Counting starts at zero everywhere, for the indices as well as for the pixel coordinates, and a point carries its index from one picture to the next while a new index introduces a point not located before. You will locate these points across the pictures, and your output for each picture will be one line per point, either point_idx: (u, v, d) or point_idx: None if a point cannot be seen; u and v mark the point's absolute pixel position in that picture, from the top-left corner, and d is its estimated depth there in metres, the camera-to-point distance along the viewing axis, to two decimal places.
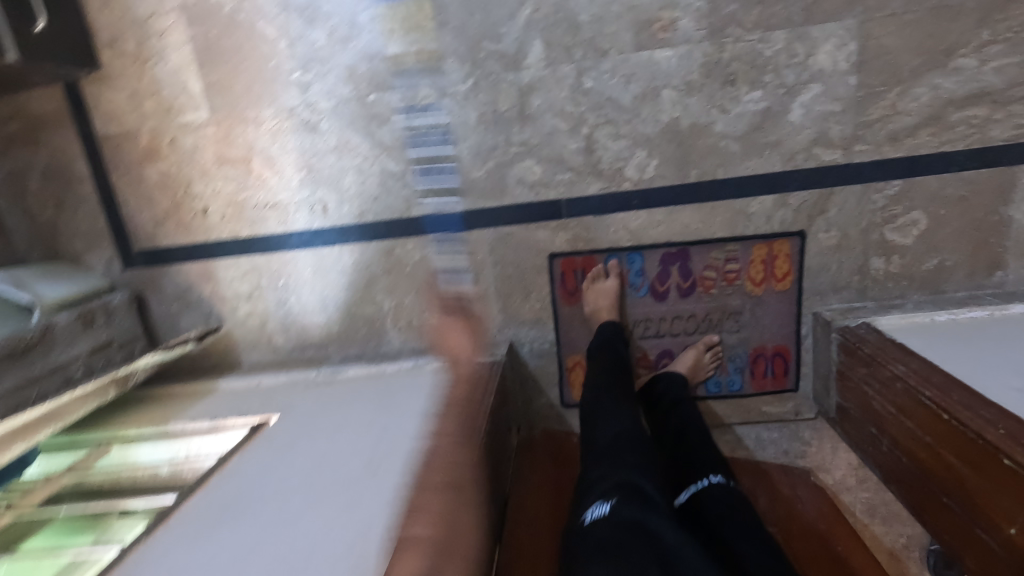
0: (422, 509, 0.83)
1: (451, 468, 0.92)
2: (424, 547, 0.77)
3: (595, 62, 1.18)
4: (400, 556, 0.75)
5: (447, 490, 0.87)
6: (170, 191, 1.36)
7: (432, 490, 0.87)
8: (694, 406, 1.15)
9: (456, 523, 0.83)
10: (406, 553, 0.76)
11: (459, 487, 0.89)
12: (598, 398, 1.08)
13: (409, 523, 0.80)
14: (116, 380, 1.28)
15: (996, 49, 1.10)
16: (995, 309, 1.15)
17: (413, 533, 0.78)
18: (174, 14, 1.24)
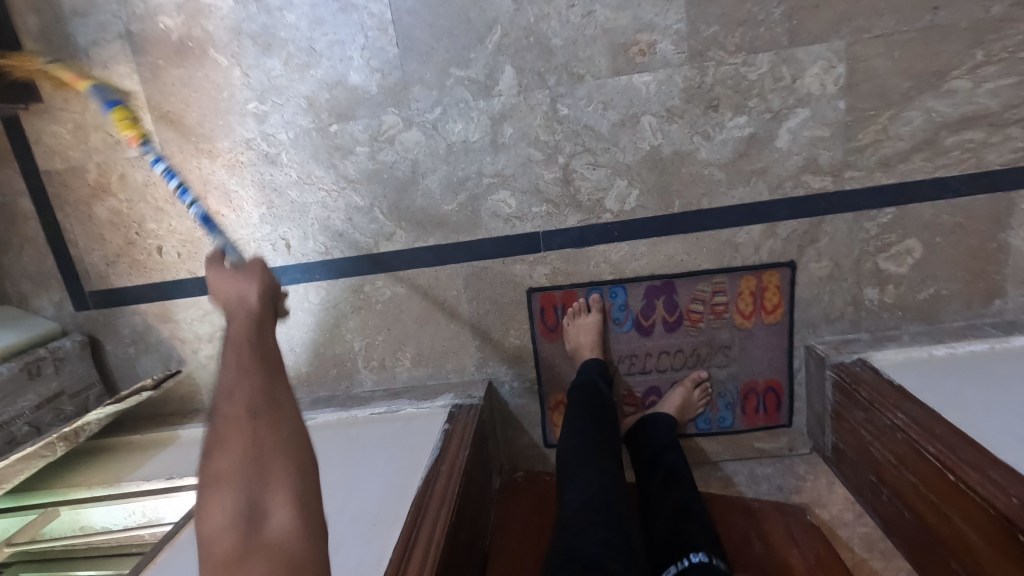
0: (221, 440, 0.57)
1: (248, 390, 0.60)
2: (227, 483, 0.54)
3: (570, 88, 1.11)
4: (201, 500, 0.54)
5: (246, 411, 0.58)
6: (121, 229, 1.27)
7: (226, 414, 0.58)
8: (681, 455, 1.08)
9: (270, 435, 0.57)
10: (211, 496, 0.54)
11: (266, 398, 0.60)
12: (572, 449, 1.00)
13: (211, 453, 0.57)
14: (66, 437, 1.17)
15: (990, 70, 1.05)
16: (995, 342, 1.09)
17: (213, 465, 0.56)
18: (118, 42, 1.16)
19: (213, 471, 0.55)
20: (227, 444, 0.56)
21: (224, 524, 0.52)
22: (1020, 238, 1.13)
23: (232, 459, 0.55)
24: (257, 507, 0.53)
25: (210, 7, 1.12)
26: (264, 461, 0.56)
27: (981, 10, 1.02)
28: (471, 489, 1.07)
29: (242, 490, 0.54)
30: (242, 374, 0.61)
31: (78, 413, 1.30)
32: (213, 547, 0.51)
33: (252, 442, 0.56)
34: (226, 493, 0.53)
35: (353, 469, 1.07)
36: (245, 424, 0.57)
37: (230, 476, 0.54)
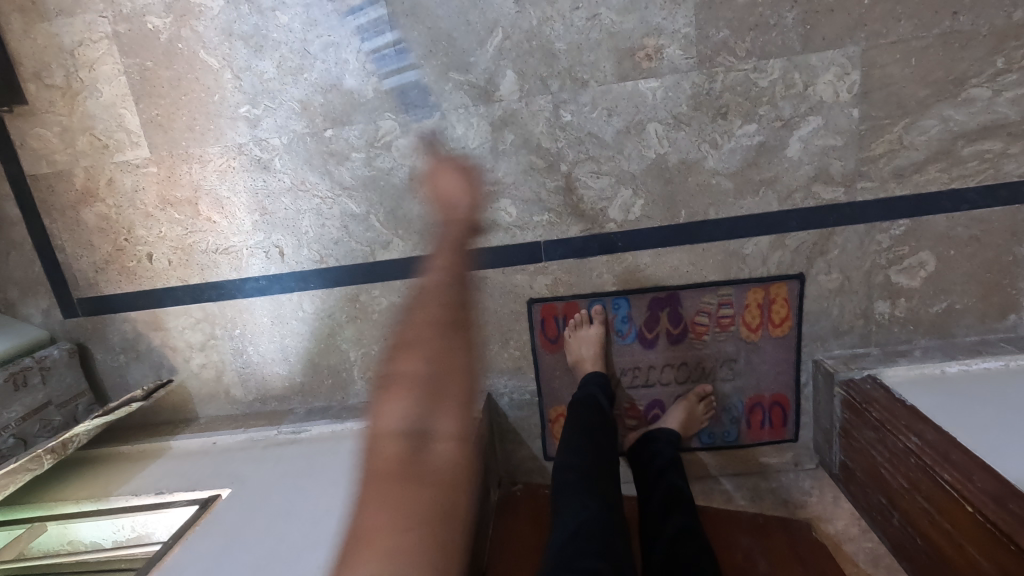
0: (408, 354, 0.72)
1: (434, 329, 0.75)
2: (409, 387, 0.68)
3: (573, 93, 1.07)
4: (385, 397, 0.69)
5: (435, 343, 0.72)
6: (110, 235, 1.24)
7: (418, 339, 0.74)
8: (682, 473, 1.04)
9: (445, 354, 0.71)
10: (393, 397, 0.68)
11: (450, 335, 0.74)
12: (565, 464, 0.95)
13: (399, 358, 0.73)
14: (54, 450, 1.13)
15: (1010, 78, 1.01)
16: (1009, 359, 1.06)
17: (398, 375, 0.70)
18: (105, 43, 1.12)
19: (399, 376, 0.70)
20: (406, 362, 0.71)
21: (398, 428, 0.65)
22: None
23: (416, 372, 0.70)
24: (423, 427, 0.65)
25: (200, 7, 1.08)
26: (433, 380, 0.69)
27: (1002, 16, 0.98)
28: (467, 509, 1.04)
29: (417, 408, 0.66)
30: (434, 315, 0.77)
31: (66, 423, 1.26)
32: (387, 448, 0.64)
33: (433, 370, 0.70)
34: (405, 395, 0.67)
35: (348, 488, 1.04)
36: (425, 350, 0.72)
37: (411, 385, 0.68)
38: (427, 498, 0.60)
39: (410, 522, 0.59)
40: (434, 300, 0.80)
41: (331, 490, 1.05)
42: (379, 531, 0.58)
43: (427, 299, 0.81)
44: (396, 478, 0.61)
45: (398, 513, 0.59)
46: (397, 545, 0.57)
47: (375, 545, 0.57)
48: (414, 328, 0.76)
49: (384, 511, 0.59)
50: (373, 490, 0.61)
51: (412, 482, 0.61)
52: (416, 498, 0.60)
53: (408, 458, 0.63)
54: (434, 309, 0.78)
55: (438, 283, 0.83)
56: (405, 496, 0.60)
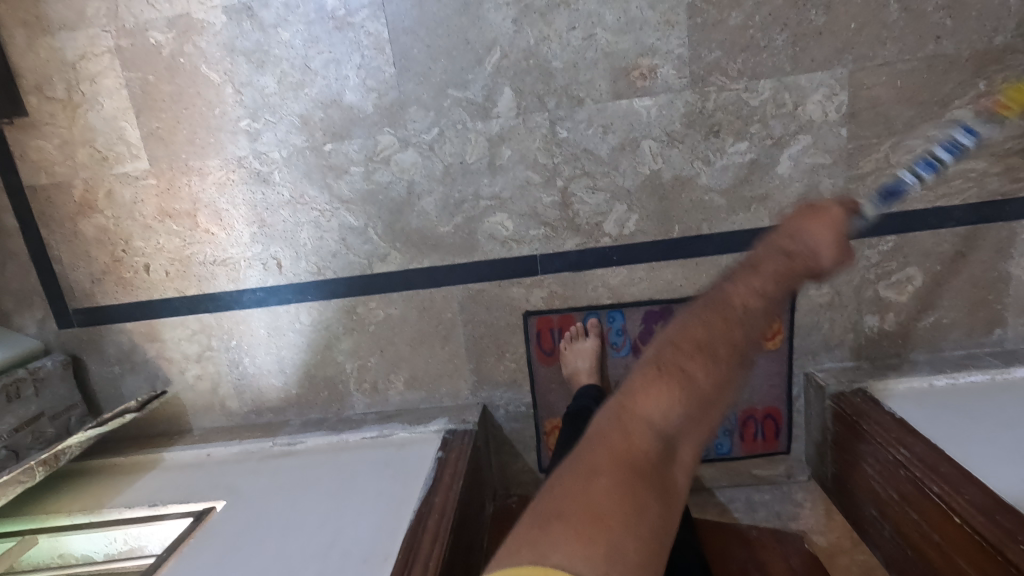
0: (706, 344, 0.59)
1: (747, 339, 0.60)
2: (689, 391, 0.57)
3: (570, 111, 1.09)
4: (650, 382, 0.58)
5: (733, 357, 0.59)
6: (107, 246, 1.24)
7: (722, 337, 0.60)
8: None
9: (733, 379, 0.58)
10: (662, 388, 0.57)
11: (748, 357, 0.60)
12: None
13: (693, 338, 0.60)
14: (46, 462, 1.12)
15: (992, 100, 1.04)
16: (995, 373, 1.08)
17: (681, 358, 0.59)
18: (107, 57, 1.13)
19: (679, 369, 0.58)
20: (699, 361, 0.58)
21: (654, 424, 0.56)
22: (1021, 268, 1.12)
23: (704, 380, 0.57)
24: (676, 432, 0.56)
25: (203, 23, 1.10)
26: (714, 394, 0.58)
27: (983, 40, 1.02)
28: (464, 520, 1.04)
29: (687, 411, 0.57)
30: (757, 321, 0.61)
31: (58, 435, 1.25)
32: (626, 438, 0.55)
33: (716, 383, 0.58)
34: (677, 398, 0.56)
35: (344, 502, 1.04)
36: (724, 357, 0.59)
37: (685, 381, 0.57)
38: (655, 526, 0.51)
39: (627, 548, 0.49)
40: (745, 300, 0.62)
41: (326, 503, 1.05)
42: (606, 516, 0.50)
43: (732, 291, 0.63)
44: (637, 477, 0.53)
45: (634, 527, 0.50)
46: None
47: (602, 530, 0.50)
48: (718, 321, 0.61)
49: (615, 503, 0.51)
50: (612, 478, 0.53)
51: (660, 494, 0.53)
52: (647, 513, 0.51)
53: (655, 467, 0.54)
54: (755, 312, 0.61)
55: (763, 279, 0.63)
56: (633, 504, 0.51)
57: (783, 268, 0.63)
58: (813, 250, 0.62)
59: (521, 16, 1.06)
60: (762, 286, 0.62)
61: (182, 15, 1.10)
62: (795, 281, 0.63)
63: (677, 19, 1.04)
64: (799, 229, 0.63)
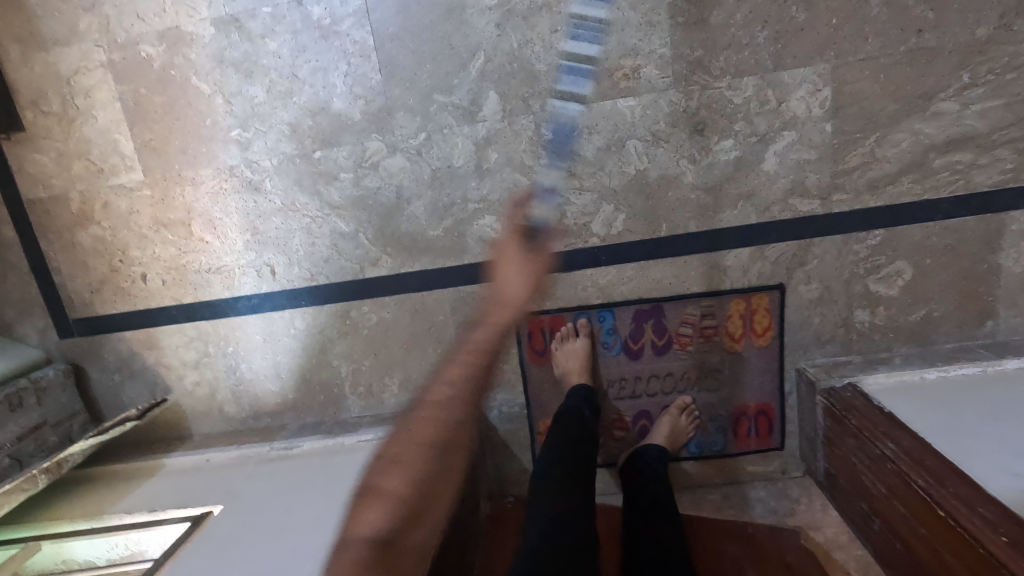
0: (405, 458, 0.76)
1: (439, 445, 0.77)
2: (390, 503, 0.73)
3: (555, 112, 1.10)
4: (362, 506, 0.74)
5: (429, 456, 0.76)
6: (105, 256, 1.26)
7: (419, 449, 0.77)
8: (666, 485, 1.07)
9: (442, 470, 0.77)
10: (371, 507, 0.74)
11: (447, 454, 0.77)
12: (543, 475, 0.98)
13: (391, 463, 0.76)
14: (48, 470, 1.14)
15: (977, 91, 1.04)
16: (987, 365, 1.07)
17: (388, 466, 0.76)
18: (100, 70, 1.15)
19: (382, 485, 0.75)
20: (400, 472, 0.75)
21: (369, 533, 0.73)
22: (1011, 260, 1.12)
23: (403, 486, 0.74)
24: (388, 534, 0.73)
25: (192, 35, 1.12)
26: (422, 493, 0.75)
27: (967, 32, 1.02)
28: (457, 522, 1.05)
29: (393, 515, 0.73)
30: (450, 424, 0.78)
31: (61, 442, 1.28)
32: (350, 548, 0.72)
33: (416, 481, 0.75)
34: (385, 509, 0.74)
35: (335, 505, 1.05)
36: (418, 464, 0.75)
37: (392, 495, 0.74)
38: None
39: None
40: (441, 402, 0.80)
41: (321, 505, 1.06)
42: None
43: (437, 397, 0.81)
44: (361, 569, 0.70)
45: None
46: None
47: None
48: (417, 436, 0.78)
49: None
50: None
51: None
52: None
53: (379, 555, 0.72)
54: (444, 420, 0.79)
55: (450, 378, 0.83)
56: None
57: (470, 352, 0.86)
58: (516, 292, 0.90)
59: (504, 20, 1.07)
60: (455, 384, 0.83)
61: (172, 28, 1.12)
62: (491, 349, 0.86)
63: (659, 19, 1.05)
64: (507, 278, 0.94)
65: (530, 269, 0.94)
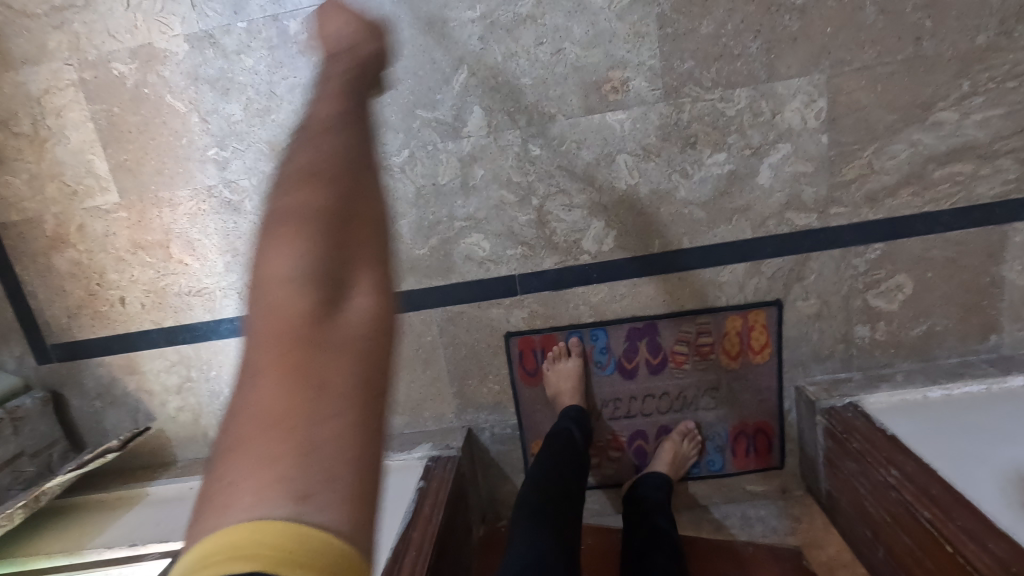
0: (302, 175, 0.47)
1: (338, 151, 0.48)
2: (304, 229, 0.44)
3: (541, 127, 1.07)
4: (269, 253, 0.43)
5: (333, 165, 0.47)
6: (82, 281, 1.22)
7: (314, 167, 0.47)
8: (669, 516, 1.03)
9: (362, 182, 0.48)
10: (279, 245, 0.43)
11: (361, 160, 0.49)
12: (532, 498, 0.94)
13: (287, 189, 0.46)
14: (26, 504, 1.10)
15: (977, 100, 1.01)
16: (992, 382, 1.04)
17: (292, 189, 0.46)
18: (72, 89, 1.11)
19: (289, 214, 0.45)
20: (306, 191, 0.46)
21: (285, 272, 0.42)
22: (1014, 272, 1.08)
23: (316, 207, 0.45)
24: (312, 282, 0.42)
25: (166, 52, 1.08)
26: (343, 209, 0.46)
27: (966, 41, 0.98)
28: (445, 552, 1.02)
29: (316, 252, 0.43)
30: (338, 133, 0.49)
31: (39, 473, 1.23)
32: (269, 322, 0.40)
33: (322, 193, 0.46)
34: (305, 239, 0.43)
35: None
36: (324, 174, 0.47)
37: (300, 222, 0.44)
38: (347, 385, 0.39)
39: (319, 451, 0.36)
40: (333, 108, 0.51)
41: None
42: (263, 410, 0.37)
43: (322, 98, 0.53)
44: (296, 349, 0.39)
45: (308, 407, 0.37)
46: (325, 486, 0.35)
47: (278, 440, 0.36)
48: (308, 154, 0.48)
49: (276, 398, 0.37)
50: (273, 368, 0.38)
51: (300, 372, 0.38)
52: (331, 386, 0.38)
53: (314, 325, 0.40)
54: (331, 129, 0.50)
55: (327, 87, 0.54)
56: (311, 374, 0.38)
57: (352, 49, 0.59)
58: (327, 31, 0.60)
59: (486, 32, 1.03)
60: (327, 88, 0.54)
61: (145, 45, 1.08)
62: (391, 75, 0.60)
63: (647, 30, 1.01)
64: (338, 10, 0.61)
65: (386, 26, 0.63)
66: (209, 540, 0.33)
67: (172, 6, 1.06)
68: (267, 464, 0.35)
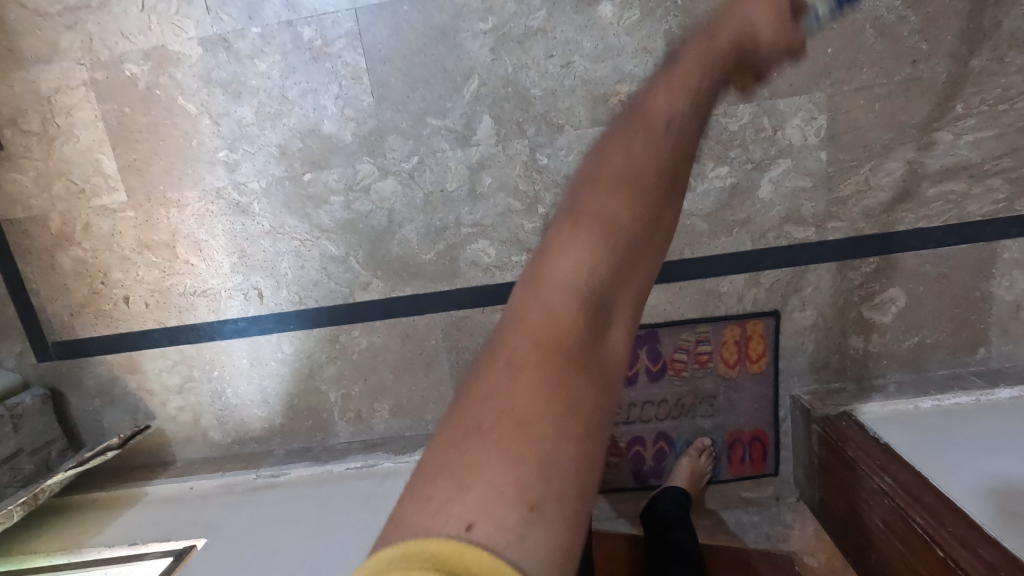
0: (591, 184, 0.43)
1: (666, 169, 0.42)
2: (589, 251, 0.39)
3: (549, 137, 1.09)
4: (556, 257, 0.40)
5: (646, 184, 0.41)
6: (86, 279, 1.22)
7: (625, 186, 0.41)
8: (688, 531, 1.03)
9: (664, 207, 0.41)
10: (557, 256, 0.40)
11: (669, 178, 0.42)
12: None
13: (587, 184, 0.42)
14: (25, 503, 1.10)
15: (970, 122, 1.04)
16: (980, 395, 1.07)
17: (602, 173, 0.42)
18: (83, 88, 1.12)
19: (583, 227, 0.40)
20: (602, 203, 0.41)
21: (571, 274, 0.39)
22: (1002, 288, 1.12)
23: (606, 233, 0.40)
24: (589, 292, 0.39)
25: (179, 54, 1.09)
26: (642, 224, 0.40)
27: (960, 65, 1.02)
28: None
29: (603, 264, 0.39)
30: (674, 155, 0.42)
31: (37, 471, 1.23)
32: (542, 310, 0.39)
33: (619, 219, 0.40)
34: (595, 251, 0.39)
35: (324, 538, 1.03)
36: (637, 183, 0.41)
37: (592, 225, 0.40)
38: (586, 430, 0.37)
39: (556, 484, 0.35)
40: (669, 113, 0.44)
41: (307, 540, 1.03)
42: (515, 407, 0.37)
43: (680, 86, 0.46)
44: (561, 362, 0.38)
45: (557, 434, 0.36)
46: (556, 503, 0.34)
47: (522, 445, 0.35)
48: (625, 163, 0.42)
49: (537, 400, 0.36)
50: (537, 364, 0.38)
51: (560, 383, 0.37)
52: (575, 418, 0.37)
53: (582, 341, 0.38)
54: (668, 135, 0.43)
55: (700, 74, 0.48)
56: (567, 395, 0.37)
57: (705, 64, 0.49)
58: (744, 16, 0.53)
59: (498, 44, 1.05)
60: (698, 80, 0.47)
61: (158, 47, 1.09)
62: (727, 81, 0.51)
63: (655, 45, 1.04)
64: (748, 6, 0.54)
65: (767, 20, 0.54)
66: (414, 542, 0.33)
67: (186, 9, 1.07)
68: (498, 465, 0.35)
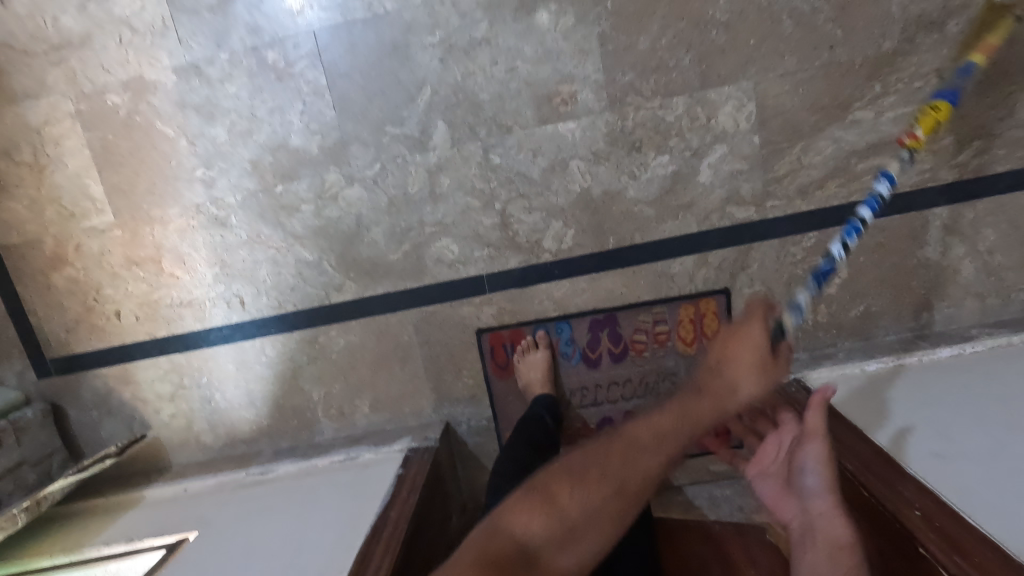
0: (576, 487, 0.87)
1: (638, 482, 0.87)
2: (560, 514, 0.85)
3: (500, 138, 1.17)
4: (534, 497, 0.87)
5: (611, 495, 0.86)
6: (79, 297, 1.31)
7: (602, 473, 0.88)
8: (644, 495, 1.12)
9: (613, 518, 0.86)
10: (543, 511, 0.85)
11: (625, 497, 0.86)
12: (505, 472, 1.03)
13: (602, 450, 0.91)
14: (27, 508, 1.16)
15: (889, 100, 1.12)
16: (923, 354, 1.12)
17: (604, 461, 0.89)
18: (68, 120, 1.21)
19: (565, 491, 0.87)
20: (588, 477, 0.88)
21: (541, 521, 0.84)
22: (938, 253, 1.18)
23: (579, 504, 0.86)
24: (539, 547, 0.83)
25: (155, 82, 1.18)
26: (579, 528, 0.85)
27: (873, 46, 1.10)
28: (422, 535, 1.10)
29: (554, 529, 0.84)
30: (639, 469, 0.88)
31: (39, 481, 1.30)
32: (527, 523, 0.84)
33: (572, 517, 0.85)
34: (551, 522, 0.84)
35: (308, 525, 1.09)
36: (600, 487, 0.86)
37: (573, 479, 0.88)
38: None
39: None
40: (636, 445, 0.90)
41: (291, 528, 1.09)
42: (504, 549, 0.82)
43: (693, 402, 0.94)
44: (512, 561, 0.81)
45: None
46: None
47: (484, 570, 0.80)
48: (606, 463, 0.89)
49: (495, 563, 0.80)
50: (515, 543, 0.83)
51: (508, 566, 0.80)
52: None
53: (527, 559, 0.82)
54: (639, 458, 0.88)
55: (704, 390, 0.94)
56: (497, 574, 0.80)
57: (731, 409, 0.94)
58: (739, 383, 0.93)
59: (447, 55, 1.14)
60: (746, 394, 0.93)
61: (136, 76, 1.19)
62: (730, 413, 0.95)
63: (591, 47, 1.12)
64: (731, 364, 0.94)
65: (760, 365, 0.93)
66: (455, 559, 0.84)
67: (161, 42, 1.17)
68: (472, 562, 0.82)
